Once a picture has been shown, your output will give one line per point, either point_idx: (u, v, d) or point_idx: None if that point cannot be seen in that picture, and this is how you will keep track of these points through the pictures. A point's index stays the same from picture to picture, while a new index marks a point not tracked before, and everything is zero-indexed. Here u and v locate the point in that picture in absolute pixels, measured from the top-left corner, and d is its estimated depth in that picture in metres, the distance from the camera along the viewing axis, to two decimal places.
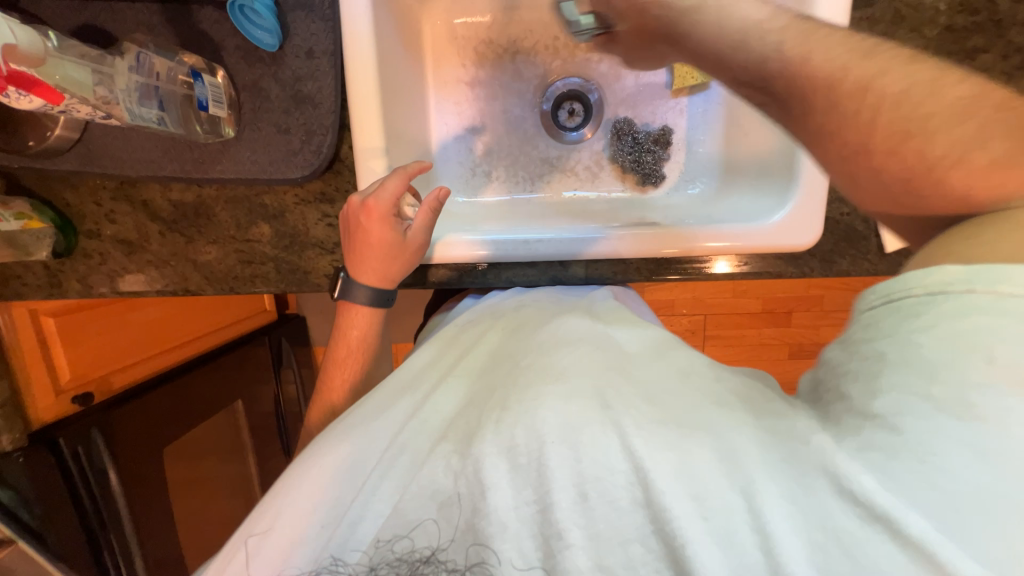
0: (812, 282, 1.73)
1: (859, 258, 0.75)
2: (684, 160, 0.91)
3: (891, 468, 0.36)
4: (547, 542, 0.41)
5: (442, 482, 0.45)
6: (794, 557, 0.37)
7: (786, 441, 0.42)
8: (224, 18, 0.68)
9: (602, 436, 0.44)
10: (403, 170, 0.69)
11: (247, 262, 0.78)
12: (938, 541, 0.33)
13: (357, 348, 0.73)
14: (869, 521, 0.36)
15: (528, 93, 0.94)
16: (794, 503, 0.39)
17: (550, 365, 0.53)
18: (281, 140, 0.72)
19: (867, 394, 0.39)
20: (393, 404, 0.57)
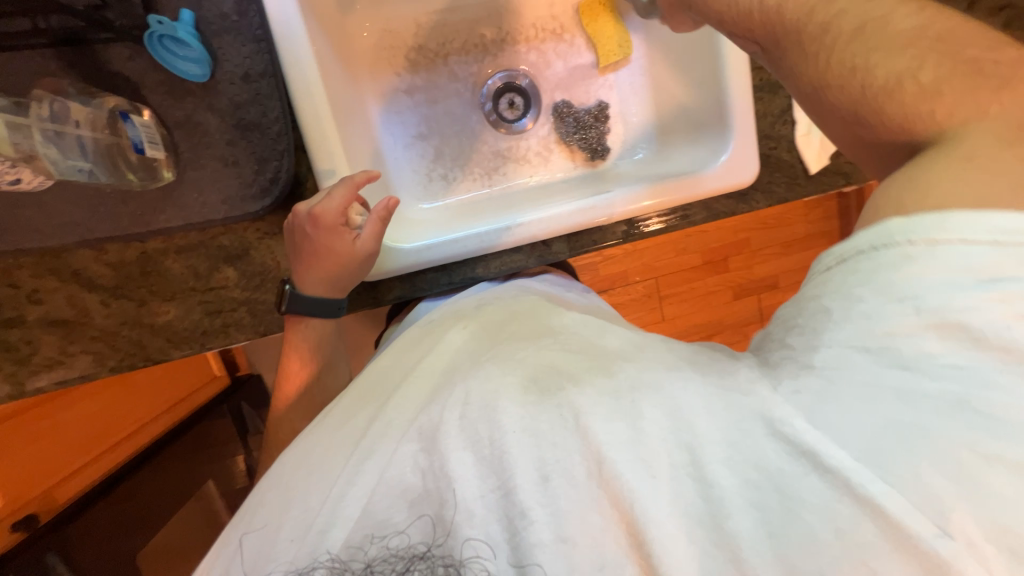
0: (737, 227, 1.92)
1: (791, 183, 0.85)
2: (623, 130, 0.97)
3: (827, 405, 0.38)
4: (512, 524, 0.42)
5: (413, 484, 0.44)
6: (729, 492, 0.40)
7: (731, 393, 0.42)
8: (137, 54, 0.63)
9: (567, 432, 0.43)
10: (349, 181, 0.66)
11: (215, 312, 0.71)
12: (855, 471, 0.37)
13: (308, 359, 0.69)
14: (794, 456, 0.39)
15: (465, 91, 0.96)
16: (732, 447, 0.40)
17: (521, 359, 0.49)
18: (230, 174, 0.67)
19: (809, 347, 0.40)
20: (358, 416, 0.51)
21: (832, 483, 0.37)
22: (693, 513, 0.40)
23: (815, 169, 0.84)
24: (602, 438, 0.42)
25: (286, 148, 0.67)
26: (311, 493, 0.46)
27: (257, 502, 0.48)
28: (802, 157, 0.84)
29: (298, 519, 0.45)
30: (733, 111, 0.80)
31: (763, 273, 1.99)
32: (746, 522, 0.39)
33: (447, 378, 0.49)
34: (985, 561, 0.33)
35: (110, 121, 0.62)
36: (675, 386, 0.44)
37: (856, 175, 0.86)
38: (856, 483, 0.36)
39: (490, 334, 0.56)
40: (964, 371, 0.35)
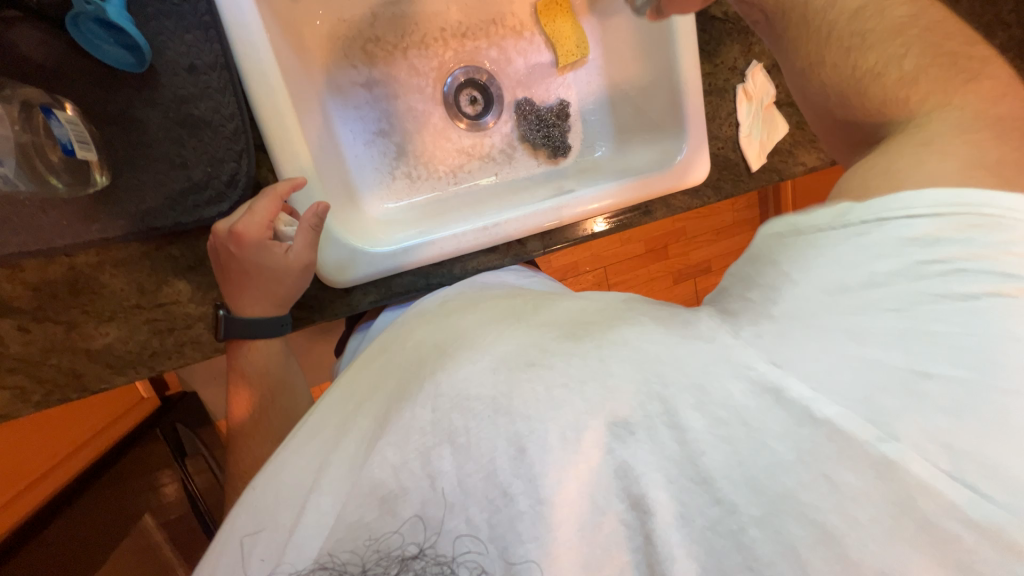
0: (675, 218, 2.07)
1: (736, 180, 0.94)
2: (583, 129, 1.00)
3: (785, 346, 0.39)
4: (494, 505, 0.37)
5: (387, 485, 0.39)
6: (701, 436, 0.38)
7: (691, 339, 0.42)
8: (52, 37, 0.55)
9: (539, 406, 0.39)
10: (273, 193, 0.61)
11: (167, 331, 0.64)
12: (815, 401, 0.37)
13: (259, 382, 0.64)
14: (758, 393, 0.38)
15: (427, 87, 0.94)
16: (700, 391, 0.39)
17: (489, 343, 0.45)
18: (179, 177, 0.60)
19: (770, 299, 0.42)
20: (326, 428, 0.46)
21: (795, 413, 0.37)
22: (669, 457, 0.38)
23: (755, 167, 0.93)
24: (580, 407, 0.39)
25: (244, 148, 0.62)
26: (286, 508, 0.41)
27: (229, 526, 0.42)
28: (744, 156, 0.93)
29: (274, 536, 0.40)
30: (685, 112, 0.86)
31: (698, 260, 2.16)
32: (718, 457, 0.37)
33: (413, 375, 0.45)
34: (928, 457, 0.36)
35: (35, 119, 0.52)
36: (642, 338, 0.43)
37: (788, 172, 0.96)
38: (814, 408, 0.37)
39: (457, 324, 0.52)
40: (921, 309, 0.38)
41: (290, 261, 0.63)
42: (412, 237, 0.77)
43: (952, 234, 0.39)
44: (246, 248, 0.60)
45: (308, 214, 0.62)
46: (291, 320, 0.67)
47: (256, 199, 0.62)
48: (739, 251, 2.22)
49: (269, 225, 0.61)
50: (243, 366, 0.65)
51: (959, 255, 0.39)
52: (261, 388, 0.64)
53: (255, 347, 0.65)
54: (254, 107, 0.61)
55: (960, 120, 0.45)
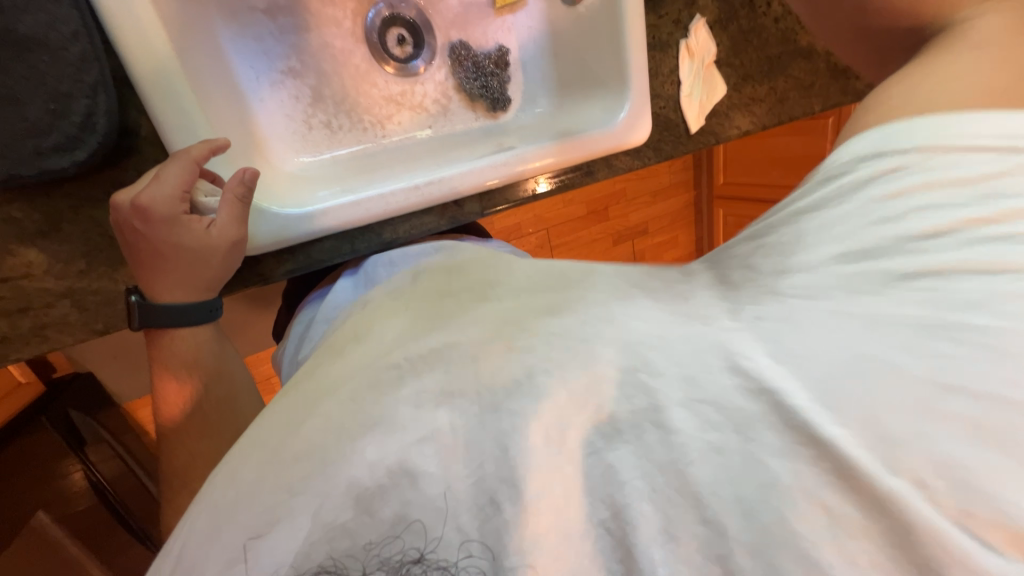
0: (615, 179, 2.08)
1: (675, 141, 0.93)
2: (524, 80, 0.93)
3: (791, 335, 0.35)
4: (482, 511, 0.32)
5: (366, 485, 0.33)
6: (691, 441, 0.33)
7: (691, 319, 0.40)
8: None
9: (527, 399, 0.36)
10: (186, 157, 0.53)
11: (19, 312, 0.52)
12: (818, 413, 0.32)
13: (189, 372, 0.54)
14: (757, 394, 0.34)
15: (346, 20, 0.81)
16: (692, 383, 0.35)
17: (456, 334, 0.43)
18: (5, 114, 0.46)
19: (777, 272, 0.40)
20: (289, 417, 0.39)
21: (784, 418, 0.33)
22: (658, 465, 0.33)
23: (693, 129, 0.93)
24: (562, 400, 0.36)
25: (100, 81, 0.49)
26: (245, 512, 0.33)
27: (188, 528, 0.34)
28: (684, 117, 0.91)
29: (228, 548, 0.32)
30: (631, 64, 0.82)
31: (637, 222, 2.21)
32: (707, 470, 0.32)
33: (377, 370, 0.40)
34: (933, 499, 0.29)
35: None
36: (629, 317, 0.41)
37: (724, 135, 0.97)
38: (820, 427, 0.31)
39: (462, 311, 0.48)
40: (939, 295, 0.33)
41: (212, 237, 0.55)
42: (343, 195, 0.68)
43: (1006, 184, 0.35)
44: (156, 222, 0.51)
45: (235, 182, 0.56)
46: (221, 305, 0.59)
47: (162, 164, 0.54)
48: (673, 213, 2.30)
49: (182, 194, 0.53)
50: (163, 358, 0.55)
51: (991, 217, 0.35)
52: (193, 379, 0.54)
53: (176, 337, 0.55)
54: (112, 33, 0.50)
55: (991, 34, 0.44)
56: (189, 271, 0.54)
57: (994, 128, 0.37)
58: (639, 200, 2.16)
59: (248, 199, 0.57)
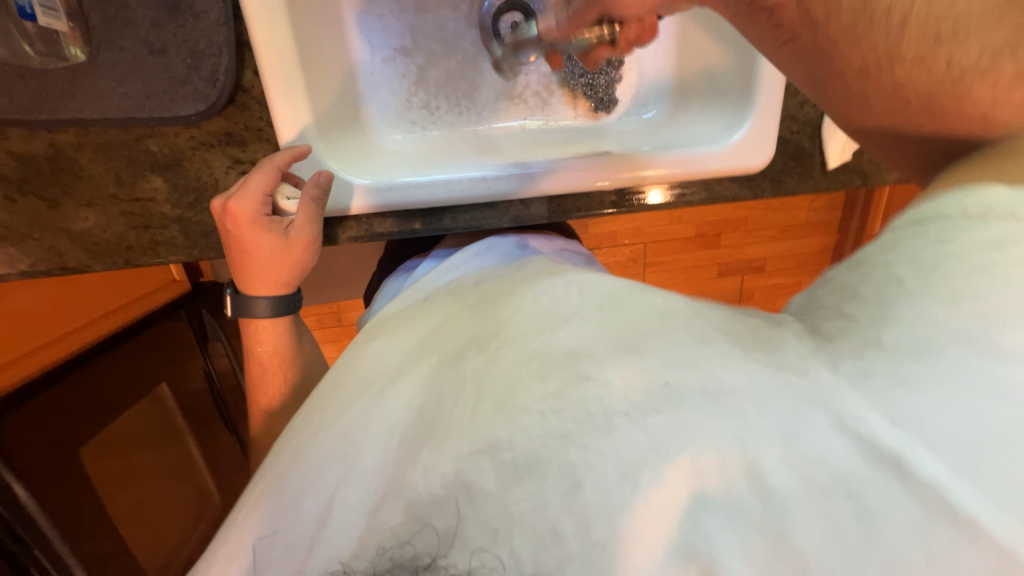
0: (738, 204, 1.82)
1: (804, 176, 0.77)
2: (637, 82, 0.85)
3: (923, 400, 0.28)
4: (541, 542, 0.30)
5: (422, 494, 0.34)
6: (792, 497, 0.29)
7: (778, 371, 0.33)
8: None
9: (596, 434, 0.33)
10: (269, 163, 0.60)
11: (142, 227, 0.63)
12: (951, 484, 0.26)
13: (274, 360, 0.62)
14: (871, 461, 0.28)
15: (463, 4, 0.81)
16: (790, 440, 0.30)
17: (506, 341, 0.42)
18: (155, 64, 0.57)
19: (877, 321, 0.32)
20: (355, 402, 0.43)
21: (919, 494, 0.27)
22: (740, 516, 0.29)
23: (834, 164, 0.76)
24: (644, 447, 0.32)
25: (226, 42, 0.57)
26: (308, 493, 0.38)
27: (252, 504, 0.40)
28: (824, 148, 0.75)
29: (293, 533, 0.36)
30: (763, 74, 0.71)
31: (754, 256, 1.93)
32: (818, 534, 0.27)
33: (449, 367, 0.43)
34: None
35: None
36: (717, 363, 0.35)
37: (875, 176, 0.78)
38: (953, 499, 0.26)
39: (518, 308, 0.45)
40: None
41: (291, 239, 0.61)
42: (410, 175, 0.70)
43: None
44: (244, 225, 0.58)
45: (311, 184, 0.62)
46: (301, 300, 0.66)
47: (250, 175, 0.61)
48: (802, 255, 1.96)
49: (263, 199, 0.59)
50: (259, 342, 0.63)
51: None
52: (279, 366, 0.62)
53: (261, 327, 0.63)
54: None
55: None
56: (275, 270, 0.61)
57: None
58: (762, 233, 1.88)
59: (320, 201, 0.62)
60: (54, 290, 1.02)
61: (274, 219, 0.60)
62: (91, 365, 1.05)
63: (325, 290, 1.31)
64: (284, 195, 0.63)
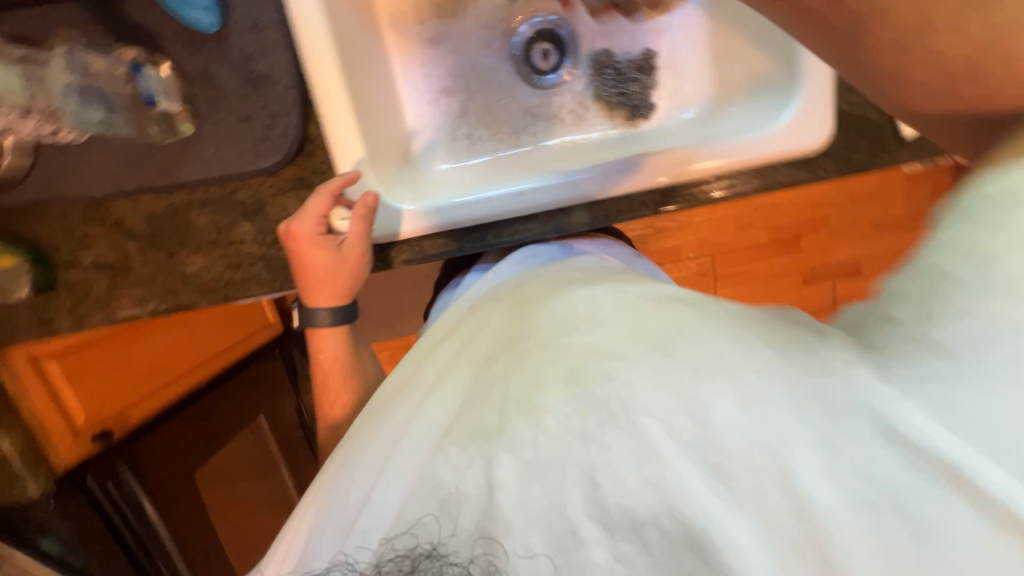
0: (815, 203, 1.67)
1: (875, 150, 0.70)
2: (673, 85, 0.84)
3: (961, 399, 0.31)
4: (556, 534, 0.33)
5: (448, 489, 0.37)
6: (834, 510, 0.32)
7: (819, 375, 0.36)
8: (153, 4, 0.66)
9: (615, 429, 0.36)
10: (325, 188, 0.66)
11: (235, 266, 0.74)
12: (1006, 488, 0.29)
13: (334, 366, 0.70)
14: (923, 468, 0.31)
15: (496, 41, 0.88)
16: (830, 451, 0.33)
17: (532, 350, 0.44)
18: (244, 129, 0.69)
19: (922, 318, 0.33)
20: (404, 408, 0.48)
21: (974, 501, 0.30)
22: (780, 529, 0.32)
23: (909, 132, 0.69)
24: (660, 436, 0.35)
25: (295, 102, 0.69)
26: (354, 487, 0.43)
27: (316, 492, 0.47)
28: (894, 117, 0.69)
29: (342, 520, 0.41)
30: (805, 53, 0.67)
31: (843, 258, 1.73)
32: (861, 544, 0.31)
33: (483, 374, 0.46)
34: None
35: (125, 72, 0.66)
36: (749, 369, 0.37)
37: None
38: (1010, 503, 0.29)
39: (548, 318, 0.48)
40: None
41: (343, 253, 0.68)
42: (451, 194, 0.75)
43: None
44: (303, 244, 0.66)
45: (359, 205, 0.67)
46: (356, 309, 0.74)
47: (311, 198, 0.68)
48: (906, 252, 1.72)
49: (319, 219, 0.67)
50: (322, 349, 0.71)
51: None
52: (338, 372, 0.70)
53: (323, 335, 0.71)
54: (304, 63, 0.67)
55: None
56: (333, 281, 0.69)
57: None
58: (850, 231, 1.69)
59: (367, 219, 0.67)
60: (178, 335, 1.17)
61: (329, 236, 0.67)
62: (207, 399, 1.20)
63: (394, 321, 1.41)
64: (337, 217, 0.69)
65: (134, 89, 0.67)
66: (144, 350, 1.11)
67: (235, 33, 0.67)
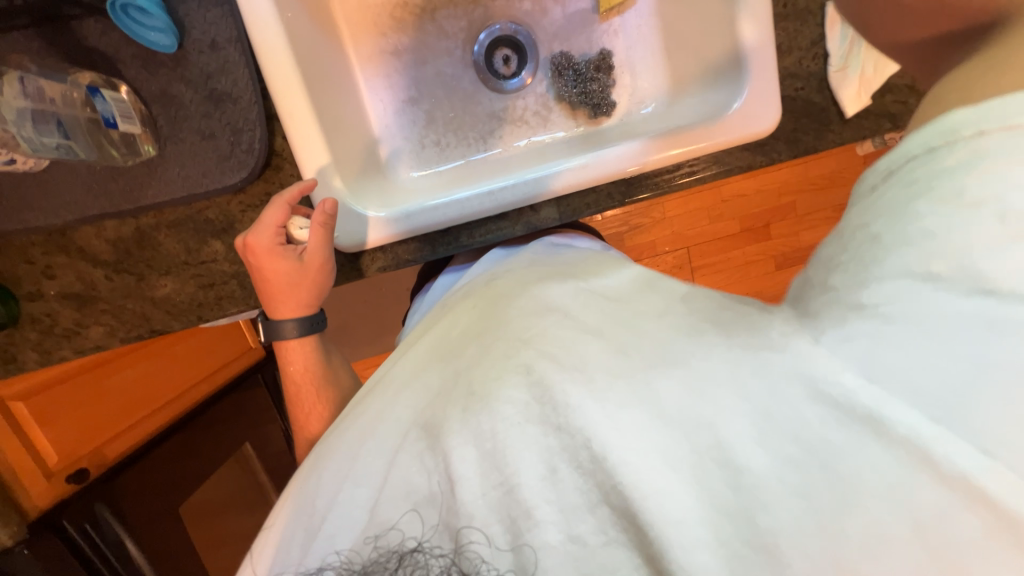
0: (781, 190, 1.73)
1: (822, 131, 0.74)
2: (631, 82, 0.88)
3: (878, 354, 0.36)
4: (514, 523, 0.36)
5: (420, 490, 0.40)
6: (766, 475, 0.36)
7: (759, 349, 0.41)
8: (108, 28, 0.66)
9: (566, 408, 0.38)
10: (280, 200, 0.67)
11: (207, 285, 0.73)
12: (926, 432, 0.34)
13: (305, 379, 0.71)
14: (847, 423, 0.36)
15: (457, 49, 0.90)
16: (766, 416, 0.38)
17: (496, 341, 0.47)
18: (208, 146, 0.69)
19: (855, 283, 0.38)
20: (372, 408, 0.49)
21: (896, 447, 0.34)
22: (716, 498, 0.36)
23: (851, 112, 0.73)
24: (598, 421, 0.38)
25: (259, 117, 0.69)
26: (320, 493, 0.44)
27: (289, 497, 0.48)
28: (836, 98, 0.73)
29: (311, 524, 0.43)
30: (747, 44, 0.71)
31: (811, 241, 1.79)
32: (795, 508, 0.34)
33: (449, 370, 0.48)
34: None
35: (83, 96, 0.64)
36: (696, 355, 0.41)
37: (905, 116, 0.74)
38: (931, 449, 0.34)
39: (516, 310, 0.50)
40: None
41: (305, 261, 0.67)
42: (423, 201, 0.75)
43: None
44: (261, 254, 0.66)
45: (318, 212, 0.67)
46: (324, 317, 0.73)
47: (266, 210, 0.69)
48: None
49: (276, 229, 0.67)
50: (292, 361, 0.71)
51: None
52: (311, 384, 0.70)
53: (291, 347, 0.71)
54: (267, 79, 0.68)
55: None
56: (295, 293, 0.68)
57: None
58: (815, 215, 1.75)
59: (327, 225, 0.67)
60: (150, 365, 1.13)
61: (289, 246, 0.67)
62: (187, 431, 1.16)
63: (377, 335, 1.40)
64: (296, 225, 0.68)
65: (95, 115, 0.66)
66: (117, 382, 1.06)
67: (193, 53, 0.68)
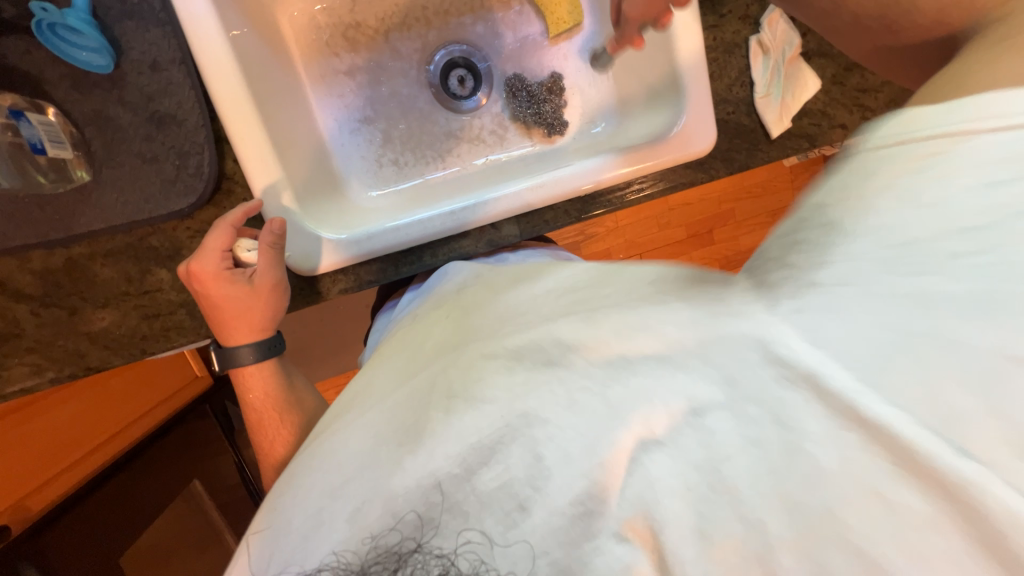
0: (721, 198, 1.86)
1: (752, 150, 0.82)
2: (581, 103, 0.93)
3: (828, 322, 0.36)
4: (497, 515, 0.38)
5: (399, 490, 0.40)
6: (729, 441, 0.37)
7: (721, 316, 0.40)
8: (32, 46, 0.62)
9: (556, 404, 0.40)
10: (223, 222, 0.65)
11: (153, 316, 0.69)
12: (862, 395, 0.34)
13: (266, 405, 0.67)
14: (793, 382, 0.36)
15: (412, 70, 0.91)
16: (731, 382, 0.38)
17: (467, 350, 0.47)
18: (151, 171, 0.66)
19: (816, 265, 0.37)
20: (353, 415, 0.48)
21: (837, 407, 0.35)
22: (683, 461, 0.37)
23: (776, 133, 0.81)
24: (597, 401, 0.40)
25: (206, 140, 0.67)
26: (299, 508, 0.42)
27: (271, 505, 0.45)
28: (762, 120, 0.81)
29: (290, 537, 0.40)
30: (684, 69, 0.77)
31: (751, 244, 1.93)
32: (744, 463, 0.36)
33: (428, 370, 0.48)
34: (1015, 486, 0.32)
35: (4, 120, 0.59)
36: (660, 319, 0.42)
37: (821, 137, 0.83)
38: (862, 405, 0.34)
39: (489, 319, 0.51)
40: (1005, 270, 0.33)
41: (255, 283, 0.65)
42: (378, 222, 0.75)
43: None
44: (206, 280, 0.63)
45: (264, 232, 0.65)
46: (282, 342, 0.71)
47: (210, 234, 0.67)
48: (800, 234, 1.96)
49: (221, 253, 0.65)
50: (251, 386, 0.68)
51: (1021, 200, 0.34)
52: (272, 411, 0.67)
53: (249, 373, 0.68)
54: (214, 98, 0.65)
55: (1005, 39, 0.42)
56: (247, 318, 0.66)
57: (1001, 107, 0.36)
58: (753, 221, 1.90)
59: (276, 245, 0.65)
60: (93, 397, 1.06)
61: (236, 269, 0.65)
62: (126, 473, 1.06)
63: (338, 355, 1.35)
64: (242, 247, 0.66)
65: (18, 139, 0.60)
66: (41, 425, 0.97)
67: (131, 74, 0.65)
